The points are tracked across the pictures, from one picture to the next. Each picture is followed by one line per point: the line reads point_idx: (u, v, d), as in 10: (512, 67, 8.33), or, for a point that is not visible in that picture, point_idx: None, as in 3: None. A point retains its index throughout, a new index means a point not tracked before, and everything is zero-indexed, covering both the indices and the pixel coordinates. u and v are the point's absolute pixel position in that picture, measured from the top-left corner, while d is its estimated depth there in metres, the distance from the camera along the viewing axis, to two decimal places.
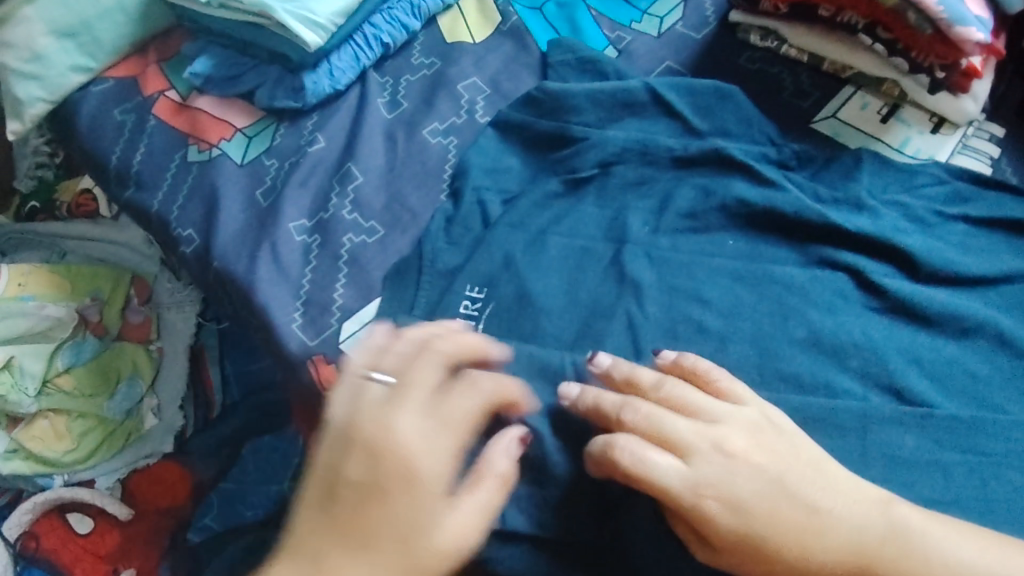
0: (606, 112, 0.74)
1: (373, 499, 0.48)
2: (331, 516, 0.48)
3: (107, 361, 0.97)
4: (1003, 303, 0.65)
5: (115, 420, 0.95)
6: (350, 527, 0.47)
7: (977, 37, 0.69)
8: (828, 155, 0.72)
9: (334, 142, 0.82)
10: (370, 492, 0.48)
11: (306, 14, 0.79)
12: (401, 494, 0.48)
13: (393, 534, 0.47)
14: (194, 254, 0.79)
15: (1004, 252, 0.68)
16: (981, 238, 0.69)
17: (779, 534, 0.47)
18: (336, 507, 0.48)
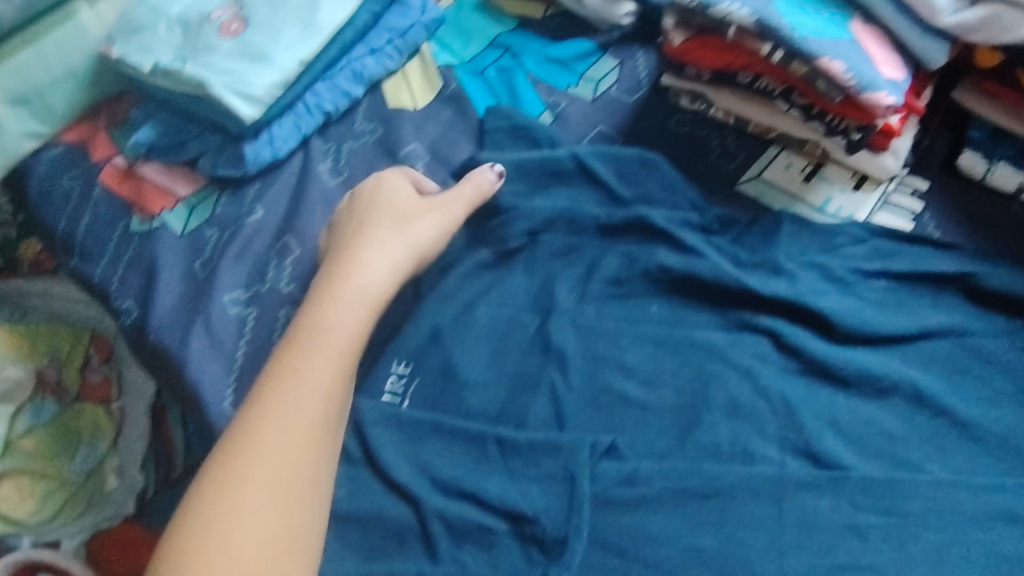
0: (535, 181, 0.77)
1: (365, 206, 0.73)
2: (345, 227, 0.72)
3: (68, 420, 0.92)
4: (921, 359, 0.66)
5: (76, 482, 0.89)
6: (361, 223, 0.71)
7: (889, 100, 0.69)
8: (748, 219, 0.74)
9: (272, 212, 0.84)
10: (360, 206, 0.73)
11: (241, 88, 0.82)
12: (388, 189, 0.73)
13: (394, 214, 0.72)
14: (132, 326, 0.81)
15: (923, 307, 0.69)
16: (900, 295, 0.70)
17: None
18: (344, 224, 0.72)
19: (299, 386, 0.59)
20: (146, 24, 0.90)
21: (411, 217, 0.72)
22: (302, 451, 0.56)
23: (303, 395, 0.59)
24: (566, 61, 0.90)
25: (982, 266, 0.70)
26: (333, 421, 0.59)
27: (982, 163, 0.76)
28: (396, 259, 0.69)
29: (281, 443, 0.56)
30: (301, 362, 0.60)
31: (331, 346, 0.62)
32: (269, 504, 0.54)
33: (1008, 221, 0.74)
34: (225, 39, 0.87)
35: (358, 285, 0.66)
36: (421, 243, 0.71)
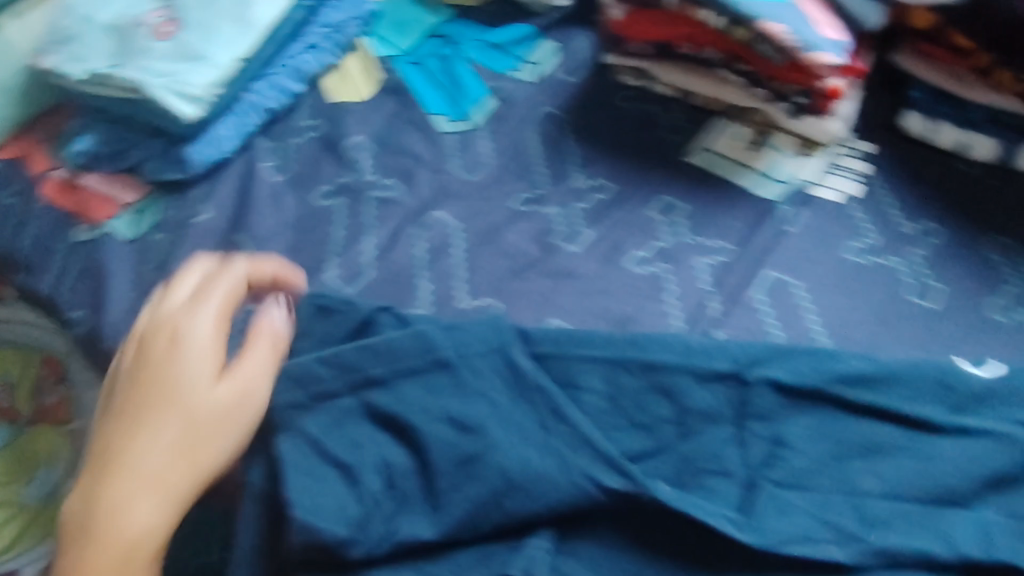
0: (490, 176, 0.79)
1: (171, 333, 0.62)
2: (156, 368, 0.60)
3: (22, 445, 0.98)
4: (888, 305, 0.66)
5: (33, 504, 0.94)
6: (156, 367, 0.60)
7: (831, 61, 0.70)
8: (704, 182, 0.75)
9: (221, 212, 0.81)
10: (162, 341, 0.62)
11: (182, 88, 0.81)
12: (204, 321, 0.62)
13: (205, 342, 0.61)
14: (84, 335, 0.78)
15: (890, 251, 0.69)
16: (868, 239, 0.70)
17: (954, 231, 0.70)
18: (147, 365, 0.61)
19: (161, 386, 0.60)
20: (76, 34, 0.88)
21: (205, 416, 0.58)
22: (124, 546, 0.55)
23: (164, 418, 0.58)
24: (505, 45, 0.90)
25: (915, 207, 0.72)
26: (150, 511, 0.56)
27: (926, 124, 0.76)
28: (205, 449, 0.58)
29: (143, 467, 0.57)
30: (148, 375, 0.60)
31: (176, 426, 0.58)
32: None
33: (956, 178, 0.74)
34: (159, 41, 0.85)
35: (158, 459, 0.57)
36: (194, 445, 0.58)
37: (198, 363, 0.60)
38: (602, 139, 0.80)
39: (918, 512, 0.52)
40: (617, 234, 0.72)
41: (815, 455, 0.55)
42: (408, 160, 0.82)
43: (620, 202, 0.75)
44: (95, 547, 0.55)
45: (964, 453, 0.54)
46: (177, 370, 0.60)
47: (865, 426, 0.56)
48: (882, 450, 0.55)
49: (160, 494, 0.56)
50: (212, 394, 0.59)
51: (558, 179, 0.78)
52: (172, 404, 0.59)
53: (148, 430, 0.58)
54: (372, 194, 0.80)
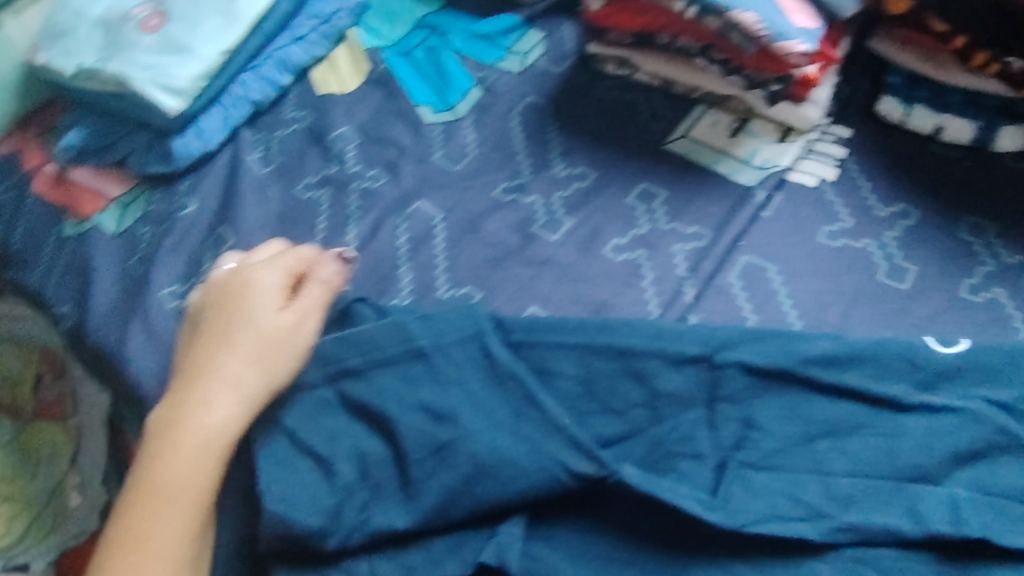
0: (471, 167, 0.80)
1: (244, 273, 0.65)
2: (227, 302, 0.63)
3: (24, 442, 1.02)
4: (862, 290, 0.66)
5: (40, 500, 1.00)
6: (229, 299, 0.63)
7: (801, 48, 0.71)
8: (682, 170, 0.76)
9: (205, 205, 0.82)
10: (232, 282, 0.64)
11: (165, 81, 0.82)
12: (274, 262, 0.65)
13: (276, 280, 0.64)
14: (71, 329, 0.80)
15: (865, 235, 0.70)
16: (844, 224, 0.71)
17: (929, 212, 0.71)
18: (222, 298, 0.63)
19: (240, 308, 0.62)
20: (68, 28, 0.89)
21: (270, 335, 0.61)
22: (195, 455, 0.57)
23: (240, 334, 0.61)
24: (491, 35, 0.91)
25: (890, 192, 0.73)
26: (220, 424, 0.57)
27: (900, 108, 0.77)
28: (270, 364, 0.59)
29: (222, 375, 0.59)
30: (229, 299, 0.63)
31: (246, 344, 0.60)
32: (174, 550, 0.54)
33: (933, 160, 0.74)
34: (145, 34, 0.86)
35: (230, 372, 0.59)
36: (263, 363, 0.59)
37: (265, 295, 0.63)
38: (580, 129, 0.81)
39: (886, 489, 0.53)
40: (595, 222, 0.73)
41: (783, 437, 0.56)
42: (392, 151, 0.83)
43: (598, 191, 0.76)
44: (175, 444, 0.57)
45: (929, 431, 0.55)
46: (247, 301, 0.62)
47: (833, 407, 0.57)
48: (850, 430, 0.56)
49: (237, 401, 0.58)
50: (279, 317, 0.62)
51: (539, 168, 0.79)
52: (246, 323, 0.61)
53: (227, 344, 0.60)
54: (355, 185, 0.80)
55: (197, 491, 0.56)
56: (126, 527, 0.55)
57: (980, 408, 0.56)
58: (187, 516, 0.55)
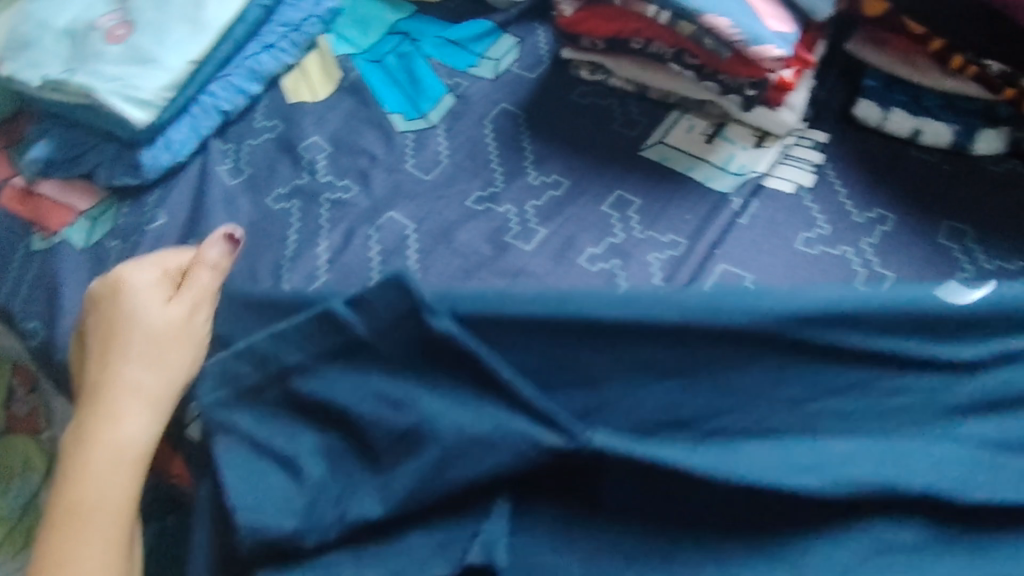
0: (445, 175, 0.79)
1: (123, 276, 0.66)
2: (110, 306, 0.64)
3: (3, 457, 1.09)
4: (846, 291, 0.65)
5: (13, 516, 1.05)
6: (111, 303, 0.65)
7: (776, 53, 0.70)
8: (660, 176, 0.75)
9: (174, 217, 0.80)
10: (113, 286, 0.65)
11: (130, 92, 0.80)
12: (153, 263, 0.67)
13: (159, 279, 0.66)
14: (38, 346, 0.78)
15: (845, 240, 0.69)
16: (824, 229, 0.70)
17: (908, 218, 0.70)
18: (106, 304, 0.65)
19: (123, 315, 0.64)
20: (33, 39, 0.87)
21: (161, 329, 0.63)
22: (107, 458, 0.59)
23: (129, 342, 0.62)
24: (462, 41, 0.90)
25: (867, 196, 0.72)
26: (127, 425, 0.60)
27: (878, 111, 0.76)
28: (167, 361, 0.62)
29: (121, 386, 0.61)
30: (109, 307, 0.64)
31: (139, 345, 0.62)
32: (103, 550, 0.56)
33: (909, 164, 0.74)
34: (111, 44, 0.85)
35: (127, 375, 0.61)
36: (163, 358, 0.62)
37: (149, 295, 0.65)
38: (556, 135, 0.80)
39: (877, 448, 0.53)
40: (569, 230, 0.72)
41: (771, 402, 0.56)
42: (364, 160, 0.81)
43: (574, 198, 0.74)
44: (86, 461, 0.59)
45: (921, 390, 0.56)
46: (131, 303, 0.64)
47: (825, 366, 0.56)
48: (836, 392, 0.56)
49: (142, 408, 0.61)
50: (168, 314, 0.64)
51: (512, 176, 0.77)
52: (134, 329, 0.63)
53: (118, 354, 0.62)
54: (326, 195, 0.79)
55: (116, 491, 0.58)
56: (52, 538, 0.57)
57: (969, 363, 0.56)
58: (113, 519, 0.58)
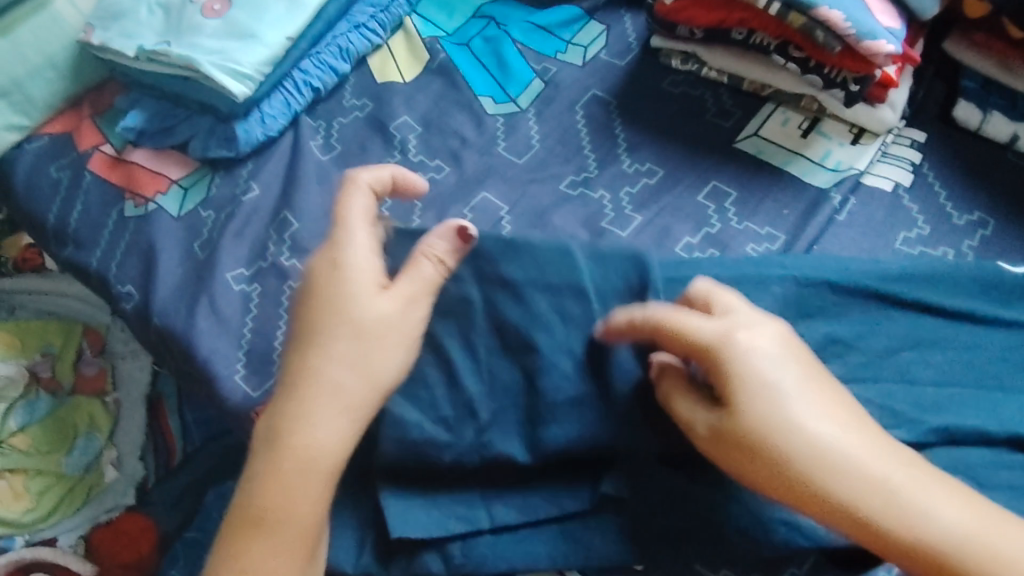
0: (537, 160, 0.79)
1: (336, 253, 0.58)
2: (318, 288, 0.57)
3: (65, 415, 1.07)
4: (954, 288, 0.65)
5: (74, 475, 1.04)
6: (322, 284, 0.57)
7: (888, 49, 0.70)
8: (756, 169, 0.75)
9: (268, 190, 0.82)
10: (325, 264, 0.57)
11: (230, 66, 0.81)
12: (359, 240, 0.58)
13: (368, 263, 0.58)
14: (133, 310, 0.80)
15: (943, 244, 0.70)
16: (924, 232, 0.71)
17: (1010, 225, 0.71)
18: (313, 284, 0.57)
19: (331, 303, 0.56)
20: (127, 9, 0.89)
21: (373, 329, 0.55)
22: (306, 465, 0.52)
23: (331, 336, 0.55)
24: (551, 27, 0.90)
25: (968, 202, 0.72)
26: (334, 431, 0.53)
27: (977, 114, 0.76)
28: (375, 362, 0.54)
29: (325, 382, 0.53)
30: (318, 290, 0.57)
31: (347, 340, 0.55)
32: (292, 562, 0.51)
33: (1008, 169, 0.74)
34: (209, 18, 0.86)
35: (333, 376, 0.54)
36: (376, 363, 0.54)
37: (361, 283, 0.57)
38: (651, 123, 0.80)
39: (971, 396, 0.59)
40: (665, 219, 0.73)
41: (870, 351, 0.62)
42: (455, 141, 0.82)
43: (668, 187, 0.75)
44: (280, 461, 0.52)
45: (1003, 345, 0.62)
46: (340, 288, 0.56)
47: (918, 319, 0.64)
48: (932, 342, 0.62)
49: (339, 412, 0.53)
50: (378, 306, 0.56)
51: (606, 162, 0.78)
52: (338, 322, 0.55)
53: (321, 345, 0.55)
54: (418, 174, 0.80)
55: (312, 504, 0.52)
56: (239, 546, 0.52)
57: None
58: (298, 538, 0.52)
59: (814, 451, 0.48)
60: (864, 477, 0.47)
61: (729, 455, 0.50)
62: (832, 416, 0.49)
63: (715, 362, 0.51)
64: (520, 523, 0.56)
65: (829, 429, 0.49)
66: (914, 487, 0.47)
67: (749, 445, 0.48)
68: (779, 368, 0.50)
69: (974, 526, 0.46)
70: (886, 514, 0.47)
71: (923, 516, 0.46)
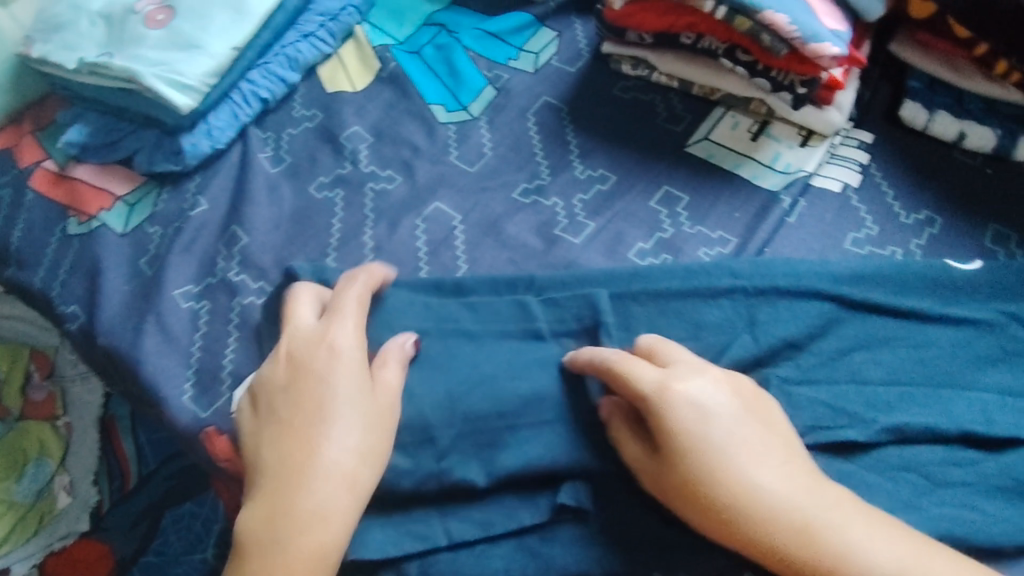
0: (490, 168, 0.79)
1: (321, 342, 0.59)
2: (304, 379, 0.57)
3: (13, 442, 1.03)
4: (904, 286, 0.66)
5: (25, 503, 1.01)
6: (306, 372, 0.58)
7: (833, 51, 0.70)
8: (707, 173, 0.75)
9: (216, 204, 0.80)
10: (309, 352, 0.58)
11: (174, 78, 0.80)
12: (344, 328, 0.59)
13: (353, 349, 0.59)
14: (78, 330, 0.77)
15: (892, 243, 0.71)
16: (873, 231, 0.71)
17: (957, 222, 0.72)
18: (300, 372, 0.58)
19: (325, 392, 0.56)
20: (67, 21, 0.86)
21: (364, 415, 0.56)
22: (310, 557, 0.52)
23: (328, 422, 0.55)
24: (502, 34, 0.89)
25: (914, 202, 0.73)
26: (335, 520, 0.53)
27: (923, 114, 0.77)
28: (368, 448, 0.55)
29: (324, 470, 0.54)
30: (308, 379, 0.57)
31: (339, 426, 0.55)
32: None
33: (953, 167, 0.75)
34: (152, 29, 0.83)
35: (328, 464, 0.54)
36: (372, 449, 0.55)
37: (348, 369, 0.57)
38: (603, 129, 0.80)
39: (922, 394, 0.60)
40: (618, 225, 0.73)
41: (821, 352, 0.62)
42: (407, 151, 0.81)
43: (621, 193, 0.75)
44: (285, 556, 0.52)
45: (953, 342, 0.63)
46: (328, 377, 0.57)
47: (866, 321, 0.64)
48: (885, 341, 0.63)
49: (338, 500, 0.54)
50: (370, 395, 0.57)
51: (558, 169, 0.78)
52: (330, 411, 0.56)
53: (315, 433, 0.55)
54: (370, 185, 0.79)
55: None
56: None
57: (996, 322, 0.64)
58: None
59: (744, 496, 0.49)
60: (793, 516, 0.48)
61: (671, 500, 0.51)
62: (769, 462, 0.50)
63: (654, 410, 0.52)
64: (476, 538, 0.56)
65: (764, 475, 0.50)
66: (847, 527, 0.48)
67: (683, 490, 0.50)
68: (715, 416, 0.51)
69: (911, 566, 0.47)
70: (817, 557, 0.47)
71: (854, 552, 0.47)
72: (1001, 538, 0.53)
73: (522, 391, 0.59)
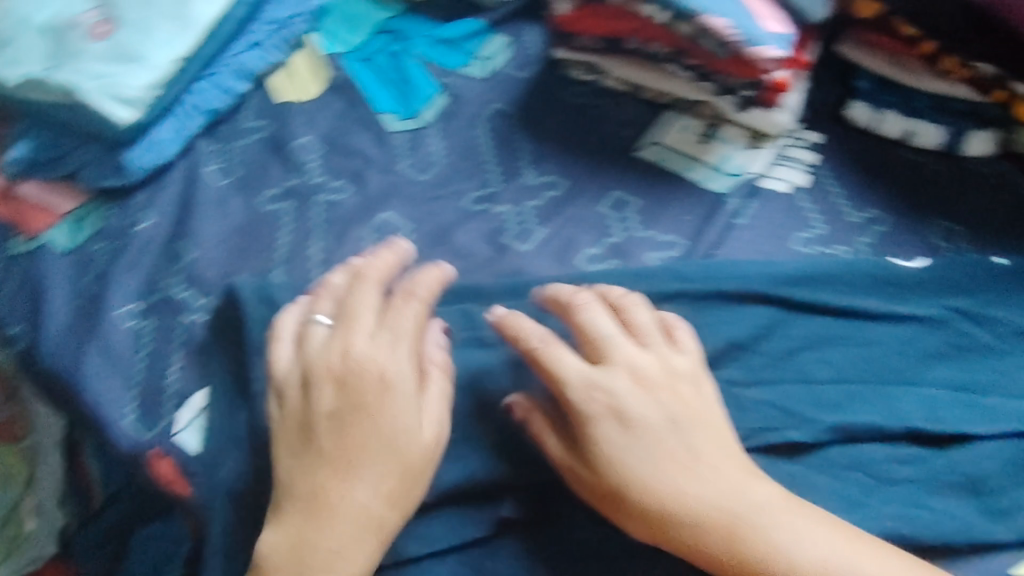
0: (440, 177, 0.78)
1: (373, 367, 0.55)
2: (356, 411, 0.54)
3: None
4: (852, 285, 0.66)
5: None
6: (356, 399, 0.54)
7: (772, 54, 0.71)
8: (656, 178, 0.75)
9: (162, 219, 0.79)
10: (359, 377, 0.55)
11: (117, 91, 0.79)
12: (398, 354, 0.55)
13: (410, 378, 0.55)
14: (21, 352, 0.76)
15: (839, 243, 0.71)
16: (821, 231, 0.72)
17: (907, 218, 0.72)
18: (354, 399, 0.54)
19: (375, 425, 0.54)
20: (8, 35, 0.84)
21: (410, 457, 0.53)
22: None
23: (369, 462, 0.53)
24: (453, 41, 0.89)
25: (863, 199, 0.74)
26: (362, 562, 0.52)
27: (871, 113, 0.78)
28: (406, 493, 0.53)
29: (352, 513, 0.52)
30: (361, 408, 0.54)
31: (372, 468, 0.53)
32: None
33: (901, 164, 0.76)
34: (94, 41, 0.83)
35: (359, 507, 0.52)
36: (410, 494, 0.53)
37: (404, 409, 0.54)
38: (552, 135, 0.80)
39: (869, 393, 0.60)
40: (568, 232, 0.72)
41: (768, 353, 0.62)
42: (357, 161, 0.80)
43: (571, 199, 0.75)
44: None
45: (902, 338, 0.63)
46: (379, 412, 0.54)
47: (812, 321, 0.64)
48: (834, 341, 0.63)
49: (366, 544, 0.52)
50: (425, 435, 0.54)
51: (508, 176, 0.77)
52: (377, 450, 0.53)
53: (351, 473, 0.53)
54: (320, 196, 0.78)
55: None
56: None
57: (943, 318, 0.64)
58: None
59: (671, 504, 0.50)
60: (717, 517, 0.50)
61: (600, 504, 0.53)
62: (687, 465, 0.52)
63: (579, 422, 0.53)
64: (421, 553, 0.55)
65: (680, 477, 0.51)
66: (767, 527, 0.50)
67: (614, 497, 0.52)
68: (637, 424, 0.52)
69: (825, 561, 0.49)
70: (738, 559, 0.49)
71: (776, 553, 0.49)
72: (944, 535, 0.53)
73: (467, 402, 0.58)
